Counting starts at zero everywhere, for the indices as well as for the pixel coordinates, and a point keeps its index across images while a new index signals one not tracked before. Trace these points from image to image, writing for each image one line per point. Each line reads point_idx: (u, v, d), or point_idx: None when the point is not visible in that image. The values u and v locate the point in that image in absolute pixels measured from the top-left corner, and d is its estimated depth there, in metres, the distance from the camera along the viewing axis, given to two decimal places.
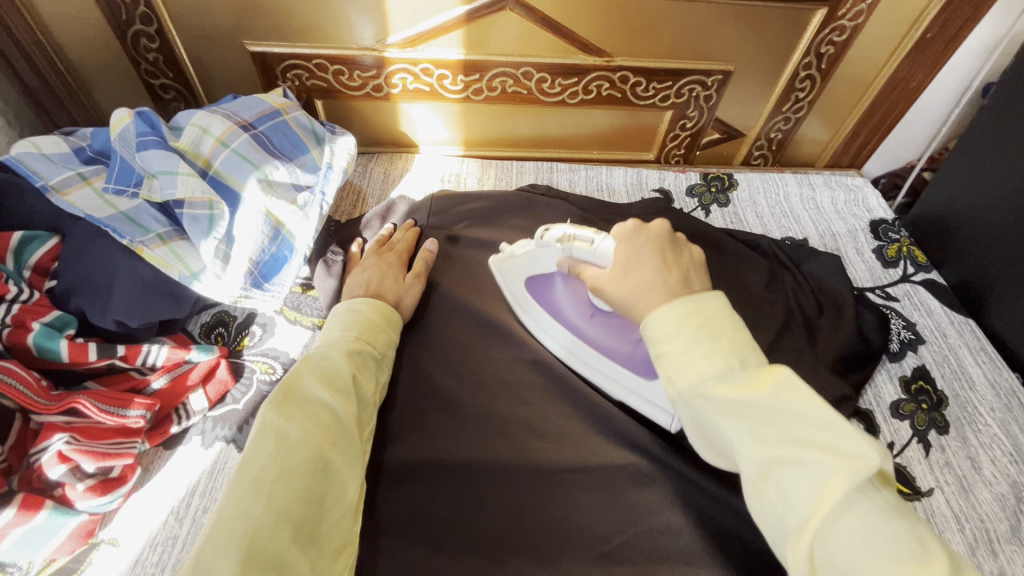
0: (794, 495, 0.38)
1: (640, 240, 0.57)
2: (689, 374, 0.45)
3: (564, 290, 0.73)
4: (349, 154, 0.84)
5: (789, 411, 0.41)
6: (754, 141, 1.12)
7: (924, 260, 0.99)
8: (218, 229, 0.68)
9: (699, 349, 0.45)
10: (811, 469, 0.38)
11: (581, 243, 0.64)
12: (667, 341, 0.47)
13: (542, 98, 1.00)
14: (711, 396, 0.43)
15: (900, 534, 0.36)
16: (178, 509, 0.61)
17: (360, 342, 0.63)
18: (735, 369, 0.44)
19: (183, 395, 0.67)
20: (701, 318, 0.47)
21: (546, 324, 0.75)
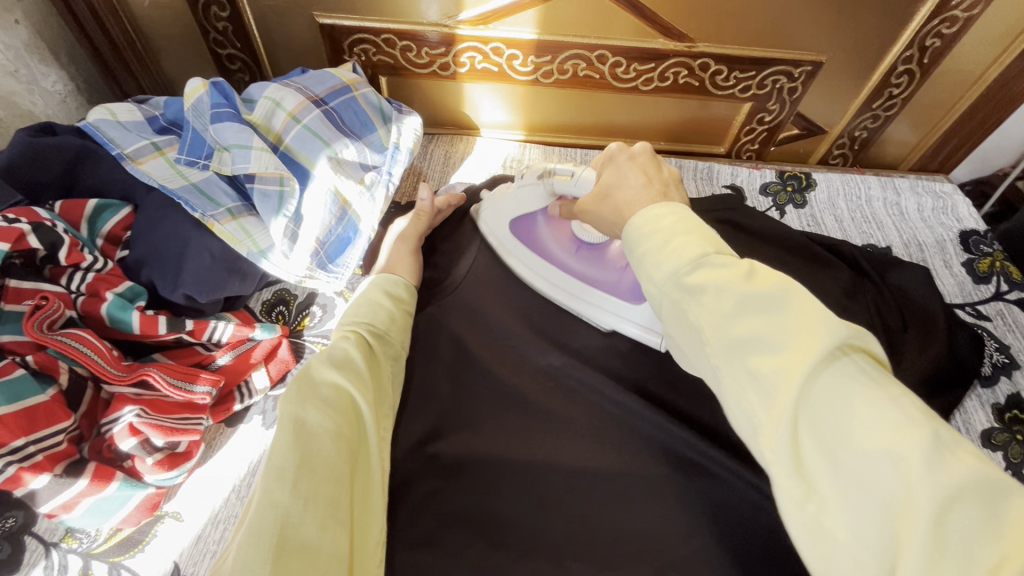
0: (768, 380, 0.36)
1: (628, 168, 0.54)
2: (663, 265, 0.42)
3: (547, 230, 0.75)
4: (415, 134, 0.81)
5: (758, 298, 0.38)
6: (835, 139, 1.05)
7: (1019, 276, 0.91)
8: (287, 207, 0.67)
9: (674, 238, 0.42)
10: (781, 348, 0.36)
11: (561, 177, 0.69)
12: (638, 241, 0.44)
13: (615, 83, 0.95)
14: (687, 287, 0.40)
15: (879, 404, 0.33)
16: (240, 488, 0.61)
17: (361, 322, 0.61)
18: (711, 256, 0.41)
19: (245, 373, 0.67)
20: (674, 216, 0.44)
21: (533, 264, 0.71)
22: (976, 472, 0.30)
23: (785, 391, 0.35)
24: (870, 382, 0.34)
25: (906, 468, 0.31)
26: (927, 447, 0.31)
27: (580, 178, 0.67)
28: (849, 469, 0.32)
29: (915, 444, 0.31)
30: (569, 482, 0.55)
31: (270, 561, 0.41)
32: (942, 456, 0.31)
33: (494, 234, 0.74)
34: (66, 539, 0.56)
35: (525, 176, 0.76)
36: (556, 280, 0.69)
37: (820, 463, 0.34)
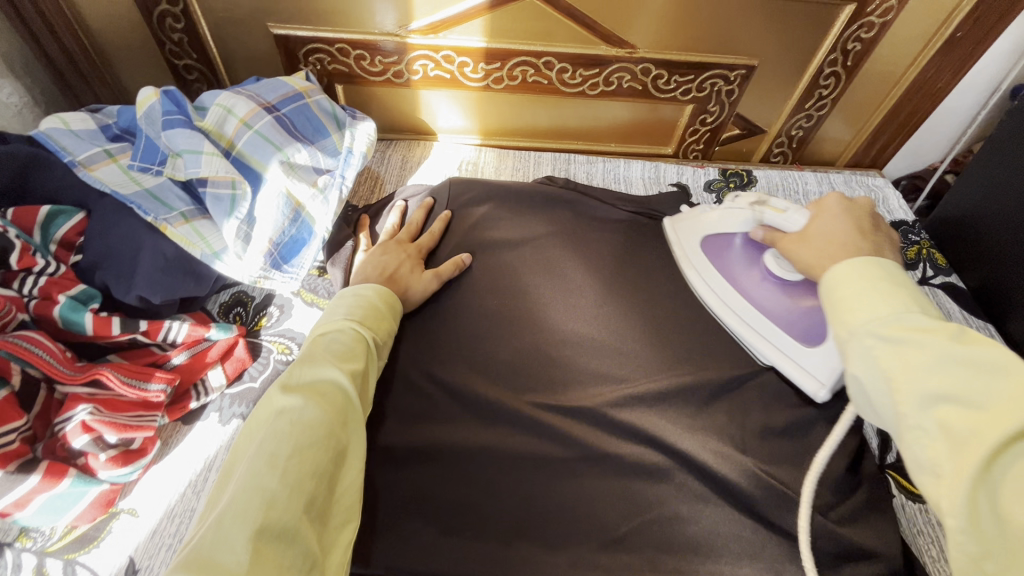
0: (957, 437, 0.36)
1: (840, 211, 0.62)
2: (868, 313, 0.44)
3: (739, 254, 0.81)
4: (369, 138, 0.84)
5: (962, 359, 0.37)
6: (774, 138, 1.11)
7: (944, 263, 0.99)
8: (239, 210, 0.69)
9: (880, 293, 0.45)
10: (974, 409, 0.36)
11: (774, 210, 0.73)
12: (843, 288, 0.47)
13: (563, 89, 1.00)
14: (888, 339, 0.42)
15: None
16: (196, 483, 0.63)
17: (365, 327, 0.64)
18: (915, 314, 0.42)
19: (201, 371, 0.68)
20: (872, 275, 0.46)
21: (715, 284, 0.80)
22: None
23: (969, 452, 0.34)
24: None
25: None
26: None
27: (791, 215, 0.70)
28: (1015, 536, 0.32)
29: None
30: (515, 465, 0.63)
31: (249, 543, 0.43)
32: None
33: (681, 246, 0.84)
34: (20, 537, 0.57)
35: (737, 199, 0.79)
36: (748, 316, 0.76)
37: (990, 525, 0.33)
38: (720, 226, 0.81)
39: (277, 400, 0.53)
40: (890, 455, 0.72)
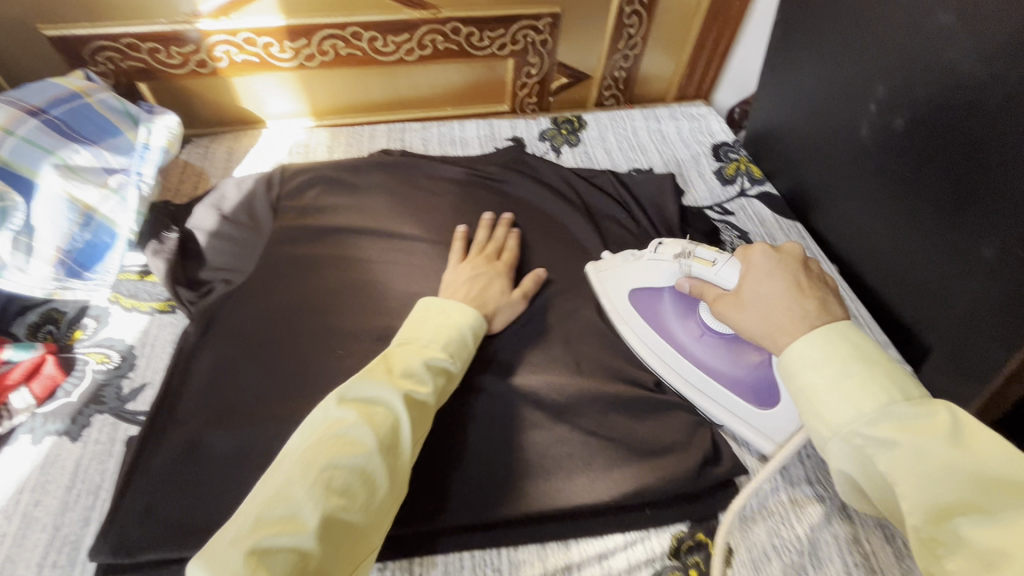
0: (970, 541, 0.38)
1: (765, 258, 0.60)
2: (840, 413, 0.49)
3: (670, 305, 0.76)
4: (170, 132, 0.82)
5: (944, 454, 0.42)
6: (601, 81, 1.17)
7: (759, 175, 1.07)
8: (13, 220, 0.65)
9: (843, 384, 0.49)
10: (960, 480, 0.41)
11: (702, 262, 0.68)
12: (804, 371, 0.52)
13: (379, 58, 1.00)
14: (872, 438, 0.46)
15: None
16: (7, 507, 0.60)
17: (444, 351, 0.63)
18: (894, 405, 0.47)
19: (3, 396, 0.66)
20: (845, 347, 0.51)
21: (645, 337, 0.76)
22: None
23: (987, 548, 0.37)
24: None
25: None
26: None
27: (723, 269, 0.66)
28: None
29: None
30: None
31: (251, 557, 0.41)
32: None
33: (609, 300, 0.79)
34: None
35: (659, 250, 0.75)
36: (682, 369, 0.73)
37: None
38: (653, 277, 0.76)
39: (332, 409, 0.54)
40: None
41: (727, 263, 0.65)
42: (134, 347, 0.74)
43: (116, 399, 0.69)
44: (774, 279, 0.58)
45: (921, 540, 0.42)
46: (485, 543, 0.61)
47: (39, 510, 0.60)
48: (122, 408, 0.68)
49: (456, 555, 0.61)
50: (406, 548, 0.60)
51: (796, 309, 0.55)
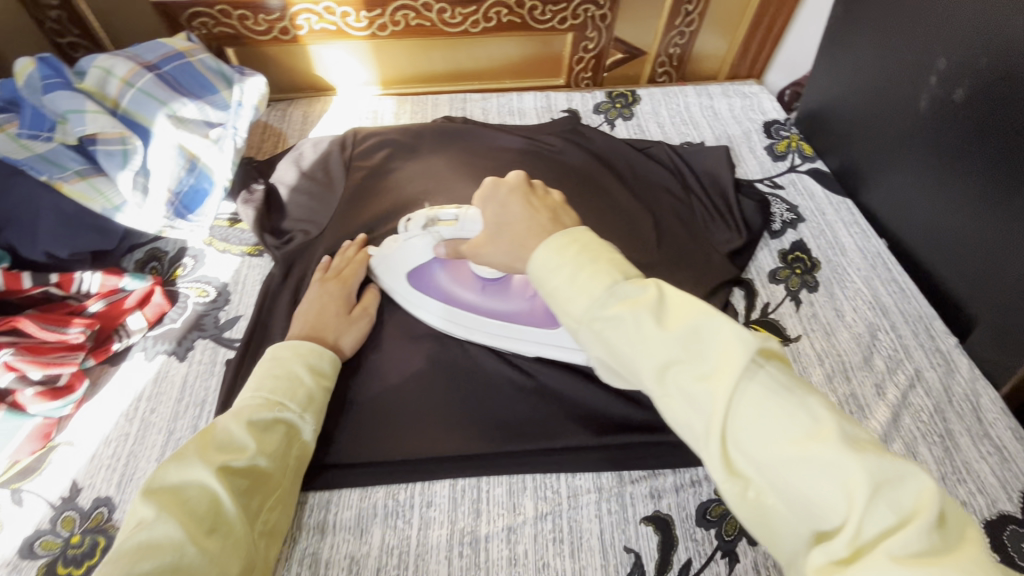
0: (694, 396, 0.39)
1: (500, 195, 0.56)
2: (579, 300, 0.44)
3: (445, 273, 0.77)
4: (260, 93, 0.88)
5: (689, 329, 0.40)
6: (655, 58, 1.21)
7: (810, 152, 1.09)
8: (133, 162, 0.74)
9: (577, 276, 0.45)
10: (709, 367, 0.39)
11: (445, 222, 0.71)
12: (549, 276, 0.47)
13: (446, 29, 1.05)
14: (604, 317, 0.43)
15: (802, 400, 0.37)
16: (128, 412, 0.69)
17: (272, 401, 0.59)
18: (619, 284, 0.43)
19: (121, 318, 0.74)
20: (574, 246, 0.46)
21: (491, 329, 0.76)
22: (881, 462, 0.34)
23: (715, 408, 0.38)
24: (777, 399, 0.37)
25: (830, 465, 0.34)
26: (841, 442, 0.35)
27: (466, 219, 0.68)
28: (769, 471, 0.36)
29: (828, 447, 0.34)
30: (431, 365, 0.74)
31: None
32: (851, 448, 0.34)
33: (434, 309, 0.77)
34: None
35: (409, 225, 0.74)
36: (538, 339, 0.74)
37: (739, 465, 0.37)
38: (415, 257, 0.76)
39: (136, 509, 0.48)
40: (755, 313, 0.85)
41: (465, 213, 0.68)
42: (228, 285, 0.82)
43: (215, 327, 0.77)
44: (515, 208, 0.55)
45: (670, 406, 0.41)
46: (546, 467, 0.67)
47: (155, 416, 0.69)
48: (221, 335, 0.76)
49: (519, 476, 0.67)
50: (476, 469, 0.67)
51: (533, 227, 0.52)
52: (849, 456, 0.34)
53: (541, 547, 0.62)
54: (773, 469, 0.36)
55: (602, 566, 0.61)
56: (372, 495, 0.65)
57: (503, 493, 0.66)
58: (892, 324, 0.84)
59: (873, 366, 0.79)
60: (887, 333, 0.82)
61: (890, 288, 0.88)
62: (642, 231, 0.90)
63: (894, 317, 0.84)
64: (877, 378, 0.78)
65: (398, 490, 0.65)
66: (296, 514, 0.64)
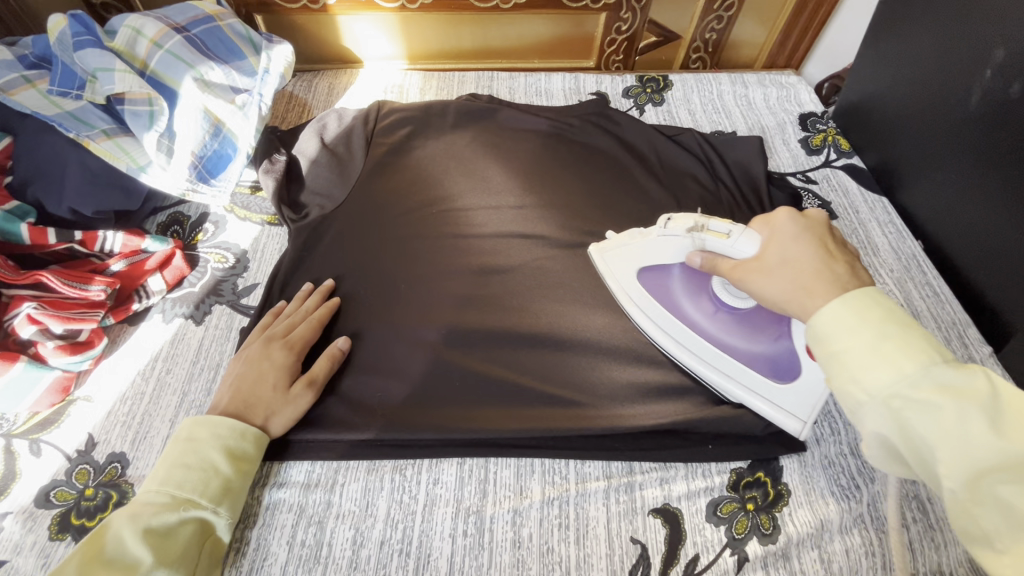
0: (1004, 503, 0.38)
1: (794, 225, 0.57)
2: (881, 376, 0.45)
3: (679, 284, 0.73)
4: (286, 61, 0.87)
5: (978, 425, 0.40)
6: (690, 44, 1.18)
7: (847, 147, 1.04)
8: (159, 123, 0.74)
9: (882, 344, 0.46)
10: (1004, 468, 0.38)
11: (716, 234, 0.64)
12: (835, 336, 0.48)
13: (476, 4, 1.03)
14: (915, 400, 0.43)
15: (975, 410, 0.40)
16: (144, 371, 0.70)
17: (179, 499, 0.55)
18: (938, 367, 0.43)
19: (141, 279, 0.74)
20: (849, 315, 0.48)
21: (661, 321, 0.72)
22: None
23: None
24: None
25: None
26: None
27: (739, 240, 0.62)
28: None
29: None
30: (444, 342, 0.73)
31: None
32: None
33: (617, 281, 0.74)
34: None
35: (669, 224, 0.70)
36: (701, 356, 0.69)
37: None
38: (667, 257, 0.72)
39: None
40: None
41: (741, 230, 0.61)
42: (247, 252, 0.82)
43: (232, 293, 0.77)
44: (807, 244, 0.55)
45: (959, 507, 0.41)
46: (556, 451, 0.65)
47: (170, 376, 0.70)
48: (238, 301, 0.76)
49: (528, 459, 0.66)
50: (484, 450, 0.66)
51: (824, 273, 0.52)
52: None
53: (546, 531, 0.61)
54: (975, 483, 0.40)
55: (607, 555, 0.60)
56: (380, 468, 0.65)
57: (510, 475, 0.65)
58: (923, 329, 0.80)
59: None
60: None
61: (923, 292, 0.84)
62: None
63: (926, 323, 0.81)
64: None
65: (405, 466, 0.65)
66: (306, 481, 0.64)
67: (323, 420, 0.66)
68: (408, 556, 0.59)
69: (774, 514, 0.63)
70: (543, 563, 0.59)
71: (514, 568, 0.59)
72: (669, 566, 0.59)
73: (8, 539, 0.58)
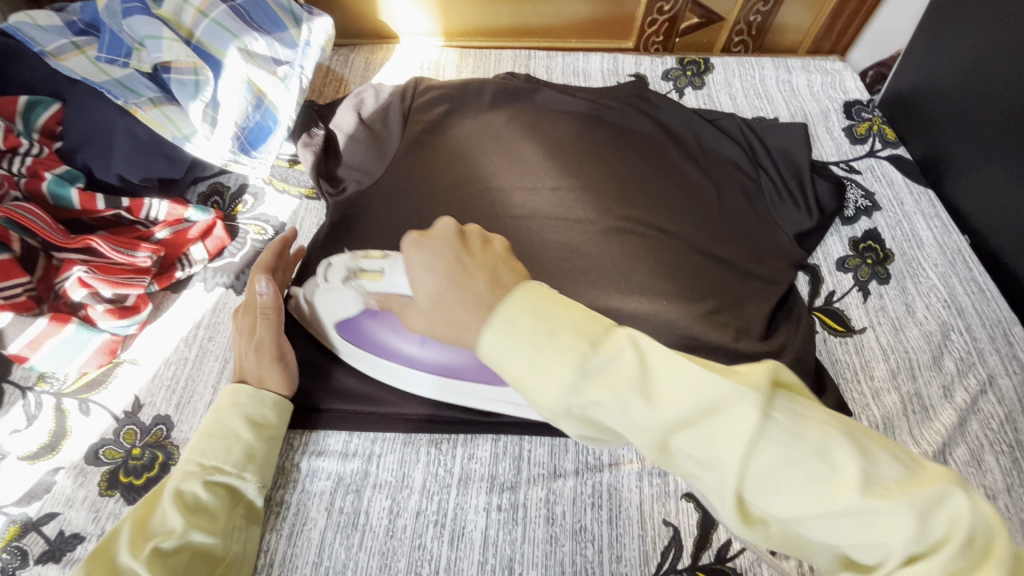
0: (707, 463, 0.35)
1: (424, 254, 0.44)
2: (551, 386, 0.37)
3: (377, 326, 0.65)
4: (327, 34, 0.87)
5: (688, 397, 0.36)
6: (733, 26, 1.15)
7: (894, 137, 1.01)
8: (204, 93, 0.74)
9: (537, 357, 0.37)
10: (715, 435, 0.35)
11: (370, 276, 0.62)
12: (505, 361, 0.38)
13: None
14: (585, 401, 0.37)
15: (833, 431, 0.35)
16: (187, 337, 0.71)
17: (206, 466, 0.56)
18: (591, 352, 0.37)
19: (184, 247, 0.75)
20: (522, 319, 0.38)
21: (444, 369, 0.65)
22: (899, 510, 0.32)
23: (733, 478, 0.34)
24: (805, 454, 0.34)
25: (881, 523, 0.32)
26: (862, 492, 0.32)
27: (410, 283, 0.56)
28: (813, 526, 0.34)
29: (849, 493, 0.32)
30: None
31: None
32: (871, 495, 0.32)
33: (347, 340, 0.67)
34: (40, 382, 0.67)
35: (330, 274, 0.67)
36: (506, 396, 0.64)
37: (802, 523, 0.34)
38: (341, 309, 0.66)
39: None
40: (818, 300, 0.82)
41: (392, 263, 0.61)
42: (285, 225, 0.82)
43: None
44: (436, 274, 0.43)
45: (693, 480, 0.38)
46: None
47: (213, 343, 0.71)
48: None
49: (561, 439, 0.66)
50: (518, 429, 0.66)
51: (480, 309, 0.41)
52: (870, 501, 0.32)
53: (579, 510, 0.61)
54: (799, 524, 0.34)
55: (640, 536, 0.60)
56: (416, 441, 0.66)
57: (544, 453, 0.65)
58: (967, 325, 0.78)
59: (941, 367, 0.75)
60: (961, 334, 0.77)
61: (969, 288, 0.82)
62: (705, 206, 0.86)
63: (971, 319, 0.79)
64: (946, 380, 0.74)
65: (441, 440, 0.66)
66: (343, 451, 0.65)
67: (361, 392, 0.67)
68: (442, 527, 0.60)
69: None
70: (576, 541, 0.60)
71: (547, 544, 0.59)
72: (701, 550, 0.60)
73: (61, 493, 0.60)
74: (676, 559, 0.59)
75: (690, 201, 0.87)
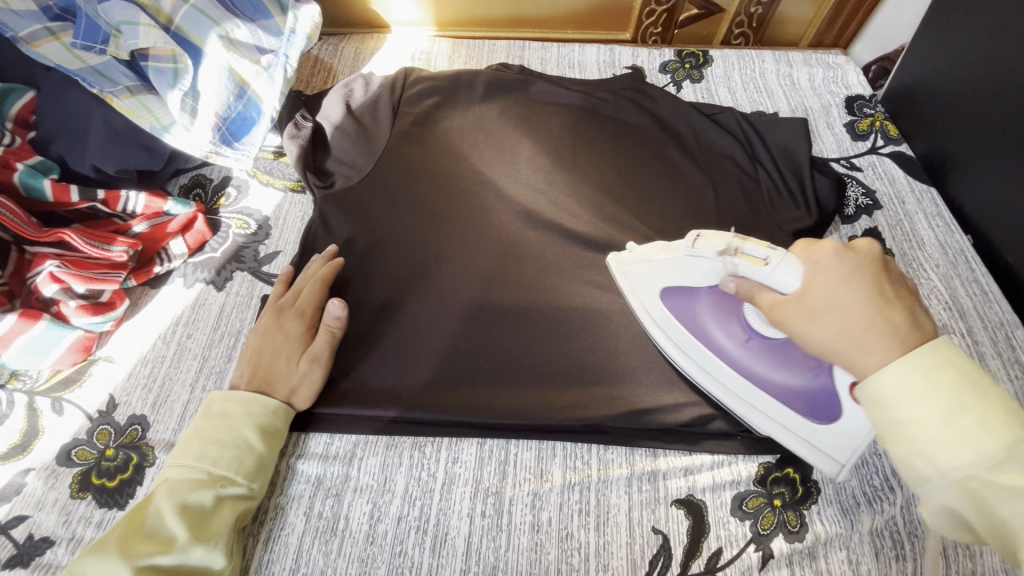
0: (1008, 501, 0.38)
1: (843, 264, 0.47)
2: (956, 453, 0.40)
3: (707, 307, 0.64)
4: (313, 22, 0.85)
5: (942, 437, 0.40)
6: (733, 18, 1.12)
7: (896, 133, 0.99)
8: (183, 82, 0.72)
9: (952, 419, 0.40)
10: None
11: (750, 259, 0.54)
12: (896, 405, 0.42)
13: None
14: (986, 475, 0.39)
15: (1010, 433, 0.39)
16: (165, 334, 0.69)
17: (215, 477, 0.55)
18: (963, 418, 0.40)
19: (163, 241, 0.73)
20: (942, 366, 0.42)
21: (677, 339, 0.65)
22: None
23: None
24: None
25: None
26: None
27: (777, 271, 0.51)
28: None
29: None
30: (466, 319, 0.71)
31: None
32: None
33: (639, 300, 0.67)
34: (11, 380, 0.65)
35: (696, 242, 0.60)
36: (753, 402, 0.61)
37: None
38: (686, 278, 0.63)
39: None
40: None
41: (784, 257, 0.51)
42: (269, 219, 0.80)
43: (253, 260, 0.76)
44: (857, 286, 0.46)
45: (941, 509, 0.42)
46: (578, 436, 0.64)
47: (191, 341, 0.69)
48: (260, 269, 0.75)
49: (549, 442, 0.65)
50: (504, 432, 0.64)
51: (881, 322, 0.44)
52: None
53: (566, 516, 0.60)
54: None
55: (628, 543, 0.58)
56: (399, 444, 0.64)
57: (531, 457, 0.64)
58: (968, 328, 0.76)
59: None
60: (961, 337, 0.75)
61: (971, 289, 0.80)
62: (701, 203, 0.84)
63: (972, 322, 0.77)
64: None
65: (425, 443, 0.64)
66: (324, 453, 0.63)
67: (344, 393, 0.65)
68: (425, 534, 0.58)
69: (802, 512, 0.60)
70: (562, 548, 0.58)
71: (532, 552, 0.58)
72: (690, 558, 0.58)
73: (31, 495, 0.58)
74: (664, 568, 0.57)
75: (686, 197, 0.84)
